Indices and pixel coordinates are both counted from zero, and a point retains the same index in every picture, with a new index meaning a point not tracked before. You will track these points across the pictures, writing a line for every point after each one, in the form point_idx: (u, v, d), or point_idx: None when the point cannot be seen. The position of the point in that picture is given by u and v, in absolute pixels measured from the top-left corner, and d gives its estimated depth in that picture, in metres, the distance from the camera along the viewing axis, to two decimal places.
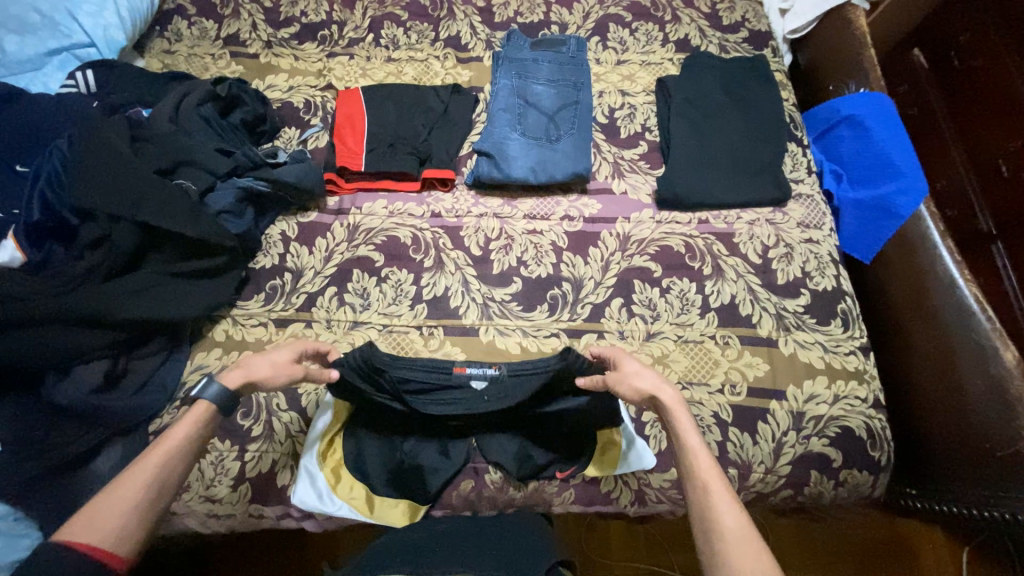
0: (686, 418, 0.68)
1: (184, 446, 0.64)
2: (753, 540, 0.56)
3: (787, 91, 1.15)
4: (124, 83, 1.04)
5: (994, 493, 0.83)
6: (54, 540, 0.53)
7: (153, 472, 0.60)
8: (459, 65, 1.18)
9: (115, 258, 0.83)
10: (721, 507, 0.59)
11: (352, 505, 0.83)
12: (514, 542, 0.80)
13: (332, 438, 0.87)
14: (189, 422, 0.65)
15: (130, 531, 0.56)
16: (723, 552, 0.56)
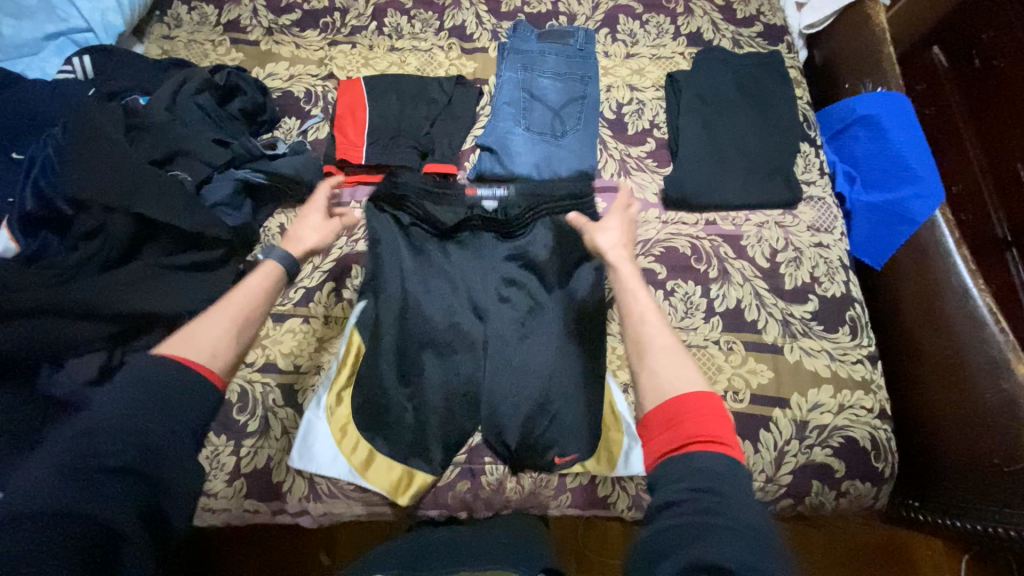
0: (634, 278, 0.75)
1: (258, 292, 0.72)
2: (682, 363, 0.63)
3: (802, 89, 1.11)
4: (121, 68, 1.02)
5: (1000, 510, 0.81)
6: (156, 350, 0.61)
7: (232, 309, 0.69)
8: (464, 56, 1.15)
9: (109, 250, 0.82)
10: (657, 341, 0.66)
11: (350, 464, 0.83)
12: (515, 543, 0.80)
13: (339, 397, 0.86)
14: (259, 277, 0.74)
15: (223, 351, 0.65)
16: (652, 371, 0.63)
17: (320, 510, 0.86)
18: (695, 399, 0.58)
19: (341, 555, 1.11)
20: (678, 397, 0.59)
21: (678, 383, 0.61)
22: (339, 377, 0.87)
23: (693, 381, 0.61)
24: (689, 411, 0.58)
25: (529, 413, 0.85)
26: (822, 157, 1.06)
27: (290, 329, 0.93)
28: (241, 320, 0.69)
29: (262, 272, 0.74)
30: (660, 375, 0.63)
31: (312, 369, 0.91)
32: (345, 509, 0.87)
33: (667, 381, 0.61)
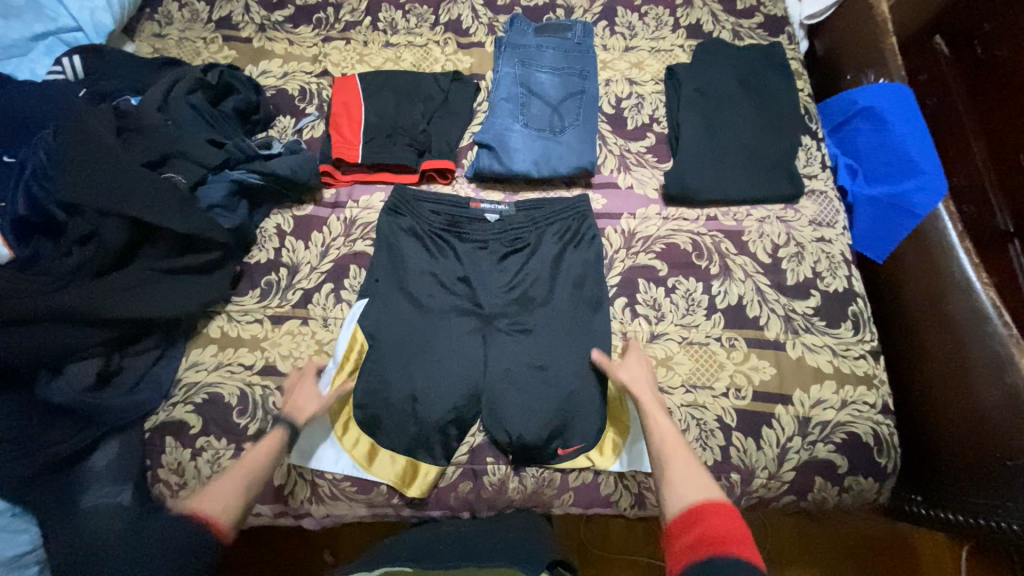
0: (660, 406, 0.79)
1: (267, 456, 0.75)
2: (701, 476, 0.69)
3: (803, 81, 1.10)
4: (112, 69, 1.00)
5: (1003, 503, 0.81)
6: (180, 506, 0.69)
7: (244, 473, 0.72)
8: (460, 51, 1.14)
9: (104, 254, 0.81)
10: (676, 454, 0.72)
11: (351, 459, 0.85)
12: (518, 539, 0.82)
13: (341, 389, 0.87)
14: (269, 440, 0.77)
15: (225, 508, 0.69)
16: (674, 481, 0.69)
17: (322, 512, 0.87)
18: (713, 506, 0.64)
19: (344, 554, 1.12)
20: (695, 504, 0.64)
21: (695, 491, 0.66)
22: (342, 367, 0.88)
23: (706, 488, 0.67)
24: (708, 516, 0.62)
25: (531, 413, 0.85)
26: (824, 150, 1.05)
27: (289, 331, 0.92)
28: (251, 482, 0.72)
29: (270, 437, 0.77)
30: (678, 484, 0.68)
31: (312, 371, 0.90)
32: (347, 510, 0.87)
33: (684, 489, 0.67)
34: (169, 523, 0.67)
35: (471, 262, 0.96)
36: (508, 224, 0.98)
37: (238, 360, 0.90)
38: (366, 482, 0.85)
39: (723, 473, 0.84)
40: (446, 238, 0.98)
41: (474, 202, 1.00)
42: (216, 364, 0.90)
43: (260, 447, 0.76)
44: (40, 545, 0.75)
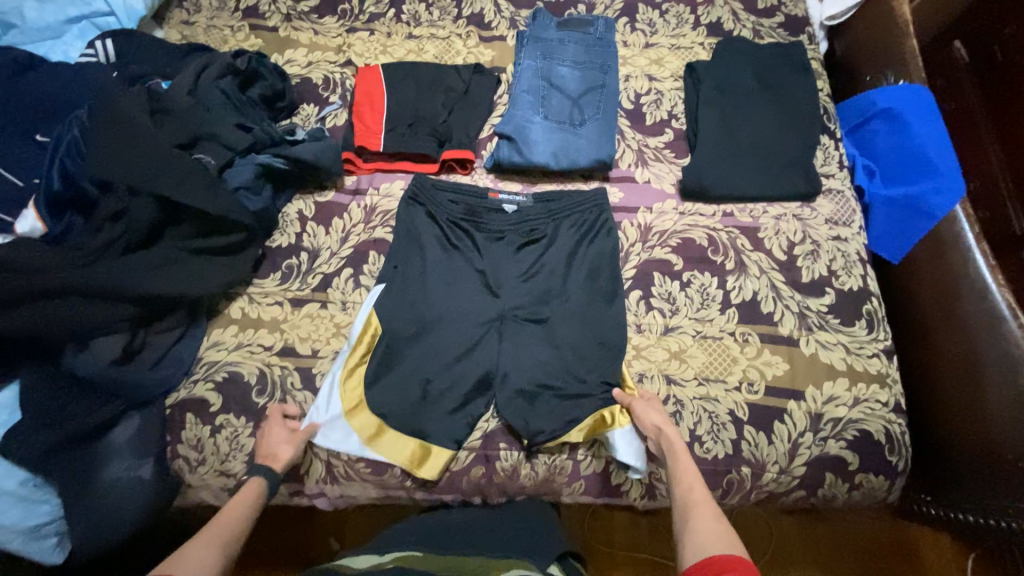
0: (684, 455, 0.77)
1: (243, 512, 0.72)
2: (724, 530, 0.65)
3: (823, 81, 1.10)
4: (142, 53, 1.03)
5: (1012, 504, 0.82)
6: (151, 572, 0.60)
7: (219, 532, 0.67)
8: (482, 44, 1.15)
9: (134, 232, 0.83)
10: (701, 504, 0.70)
11: (363, 441, 0.85)
12: (530, 529, 0.83)
13: (354, 369, 0.88)
14: (243, 496, 0.74)
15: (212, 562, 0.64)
16: (694, 533, 0.66)
17: (336, 492, 0.88)
18: (729, 560, 0.60)
19: (351, 539, 1.13)
20: (715, 557, 0.61)
21: (717, 545, 0.63)
22: (358, 350, 0.89)
23: (732, 545, 0.64)
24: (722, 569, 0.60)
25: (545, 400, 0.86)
26: (841, 150, 1.06)
27: (309, 314, 0.94)
28: (227, 541, 0.67)
29: (246, 490, 0.75)
30: (699, 535, 0.66)
31: (330, 354, 0.91)
32: (361, 492, 0.88)
33: (705, 539, 0.64)
34: None
35: (488, 253, 0.98)
36: (525, 217, 0.99)
37: (258, 340, 0.92)
38: (380, 463, 0.86)
39: (734, 466, 0.85)
40: (464, 229, 0.99)
41: (492, 193, 1.01)
42: (237, 344, 0.92)
43: (236, 503, 0.73)
44: (60, 517, 0.78)
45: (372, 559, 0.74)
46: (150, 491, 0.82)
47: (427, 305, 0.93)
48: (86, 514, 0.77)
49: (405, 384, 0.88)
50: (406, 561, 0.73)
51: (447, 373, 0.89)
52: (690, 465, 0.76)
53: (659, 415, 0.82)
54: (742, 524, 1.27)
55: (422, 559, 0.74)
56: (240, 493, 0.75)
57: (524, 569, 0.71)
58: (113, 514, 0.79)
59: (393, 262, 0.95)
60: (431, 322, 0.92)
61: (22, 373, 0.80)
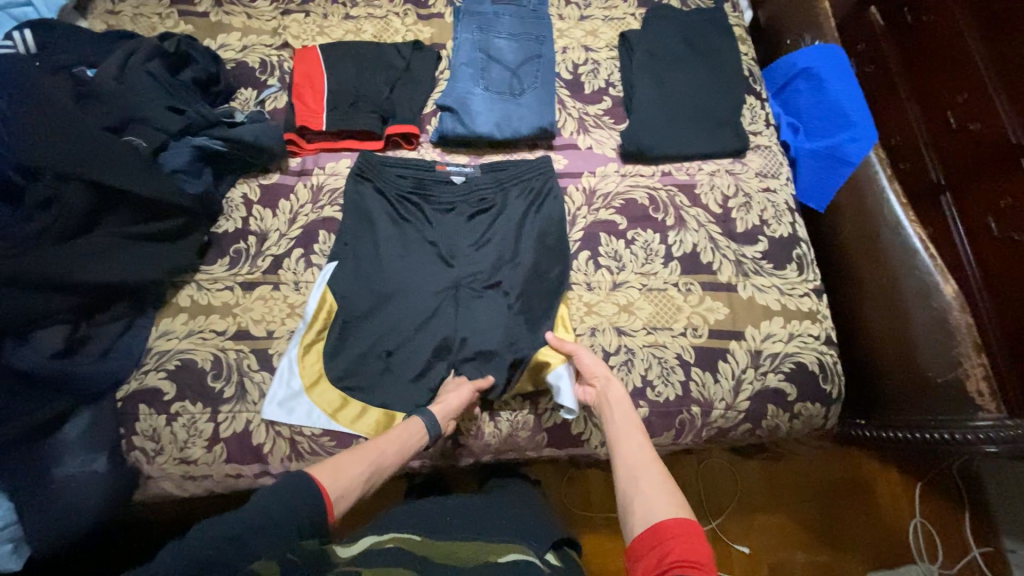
0: (629, 413, 0.82)
1: (398, 447, 0.78)
2: (672, 491, 0.69)
3: (746, 45, 1.17)
4: (64, 41, 0.98)
5: (933, 417, 0.91)
6: (309, 469, 0.68)
7: (374, 458, 0.74)
8: (420, 22, 1.16)
9: (67, 219, 0.80)
10: (646, 469, 0.73)
11: (327, 414, 0.86)
12: (524, 519, 0.88)
13: (312, 345, 0.89)
14: (407, 435, 0.80)
15: (348, 491, 0.69)
16: (642, 496, 0.69)
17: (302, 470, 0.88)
18: (677, 524, 0.63)
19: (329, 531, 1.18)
20: (663, 522, 0.64)
21: (664, 509, 0.66)
22: (314, 325, 0.90)
23: (679, 507, 0.66)
24: (670, 537, 0.62)
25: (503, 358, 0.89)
26: (766, 108, 1.12)
27: (261, 296, 0.93)
28: (375, 469, 0.74)
29: (411, 429, 0.81)
30: (649, 500, 0.68)
31: (285, 334, 0.91)
32: None
33: (654, 505, 0.67)
34: (296, 480, 0.65)
35: (441, 224, 1.00)
36: (475, 186, 1.02)
37: (210, 326, 0.91)
38: (345, 436, 0.87)
39: (684, 407, 0.90)
40: (414, 202, 1.00)
41: (440, 165, 1.03)
42: (188, 332, 0.90)
43: (398, 437, 0.79)
44: (13, 522, 0.75)
45: (370, 538, 0.72)
46: (107, 484, 0.80)
47: (383, 278, 0.94)
48: (39, 511, 0.75)
49: (363, 355, 0.89)
50: (405, 543, 0.72)
51: (406, 343, 0.90)
52: (635, 424, 0.80)
53: (605, 368, 0.87)
54: (706, 474, 1.35)
55: (422, 544, 0.73)
56: (404, 427, 0.81)
57: (522, 552, 0.73)
58: (68, 511, 0.77)
59: (339, 248, 0.95)
60: (387, 294, 0.93)
61: None
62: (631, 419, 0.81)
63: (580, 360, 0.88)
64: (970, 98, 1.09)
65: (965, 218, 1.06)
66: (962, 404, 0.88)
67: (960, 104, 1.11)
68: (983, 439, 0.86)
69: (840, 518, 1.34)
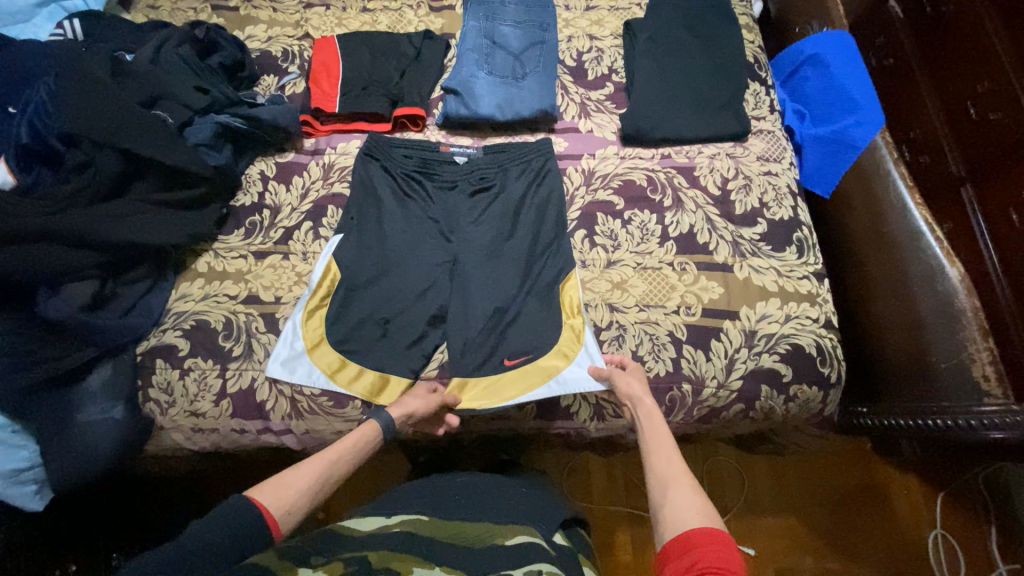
0: (661, 427, 0.78)
1: (353, 450, 0.77)
2: (704, 502, 0.65)
3: (752, 33, 1.17)
4: (108, 31, 1.09)
5: (937, 403, 0.89)
6: (246, 493, 0.66)
7: (322, 467, 0.73)
8: (432, 14, 1.22)
9: (98, 184, 0.88)
10: (680, 478, 0.69)
11: (326, 376, 0.90)
12: (529, 499, 0.86)
13: (314, 310, 0.94)
14: (361, 435, 0.79)
15: (293, 509, 0.67)
16: (673, 504, 0.65)
17: (301, 429, 0.92)
18: (709, 533, 0.59)
19: (334, 510, 1.26)
20: (696, 530, 0.60)
21: (696, 517, 0.62)
22: (318, 295, 0.94)
23: (708, 516, 0.63)
24: (700, 544, 0.58)
25: (512, 355, 0.91)
26: (771, 94, 1.12)
27: (271, 265, 0.99)
28: (324, 479, 0.72)
29: (364, 429, 0.80)
30: (677, 507, 0.64)
31: (292, 300, 0.96)
32: (325, 426, 0.92)
33: (683, 512, 0.63)
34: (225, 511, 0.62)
35: (441, 200, 1.04)
36: (478, 164, 1.05)
37: (224, 290, 0.97)
38: (341, 397, 0.91)
39: (675, 383, 0.90)
40: (417, 179, 1.05)
41: (445, 146, 1.08)
42: (203, 295, 0.96)
43: (351, 439, 0.79)
44: (38, 464, 0.84)
45: (380, 522, 0.74)
46: (123, 430, 0.87)
47: (386, 249, 0.99)
48: (63, 449, 0.83)
49: (361, 322, 0.94)
50: (412, 526, 0.73)
51: (403, 312, 0.94)
52: (666, 434, 0.77)
53: (636, 387, 0.83)
54: (711, 473, 1.33)
55: (429, 524, 0.75)
56: (358, 430, 0.80)
57: (531, 535, 0.74)
58: (87, 451, 0.84)
59: (345, 227, 1.00)
60: (388, 266, 0.97)
61: None
62: (665, 424, 0.79)
63: (617, 381, 0.84)
64: (994, 85, 0.95)
65: (989, 213, 0.92)
66: (966, 391, 0.85)
67: (981, 93, 0.98)
68: (987, 425, 0.82)
69: (849, 522, 1.29)
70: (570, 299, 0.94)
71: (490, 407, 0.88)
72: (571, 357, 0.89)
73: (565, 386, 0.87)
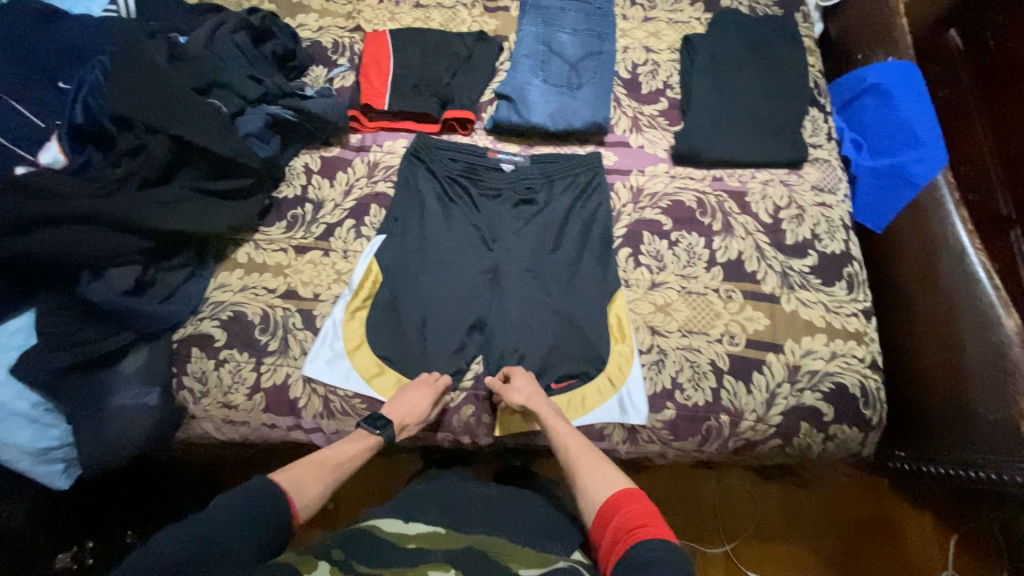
0: (553, 414, 0.82)
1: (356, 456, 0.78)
2: (608, 469, 0.72)
3: (814, 56, 1.14)
4: (163, 11, 1.08)
5: (983, 455, 0.86)
6: (273, 476, 0.70)
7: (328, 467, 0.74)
8: (486, 14, 1.20)
9: (150, 168, 0.88)
10: (584, 457, 0.75)
11: (364, 379, 0.90)
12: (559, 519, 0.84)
13: (354, 312, 0.93)
14: (359, 443, 0.80)
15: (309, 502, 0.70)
16: (586, 482, 0.71)
17: (331, 428, 0.91)
18: (625, 495, 0.67)
19: (345, 501, 1.26)
20: (611, 500, 0.68)
21: (605, 487, 0.69)
22: (365, 295, 0.95)
23: (616, 480, 0.70)
24: (622, 507, 0.66)
25: (560, 378, 0.91)
26: (830, 122, 1.09)
27: (311, 260, 0.98)
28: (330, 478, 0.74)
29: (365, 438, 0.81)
30: (591, 484, 0.71)
31: (330, 298, 0.95)
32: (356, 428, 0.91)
33: (597, 488, 0.70)
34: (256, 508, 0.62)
35: (484, 207, 1.02)
36: (525, 173, 1.04)
37: (262, 283, 0.96)
38: (374, 401, 0.90)
39: (713, 414, 0.88)
40: (461, 184, 1.03)
41: (491, 152, 1.06)
42: (242, 286, 0.96)
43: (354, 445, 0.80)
44: (68, 443, 0.84)
45: (395, 527, 0.71)
46: (156, 417, 0.86)
47: (429, 253, 0.97)
48: (96, 432, 0.82)
49: (398, 326, 0.93)
50: (425, 538, 0.69)
51: (442, 319, 0.93)
52: (564, 422, 0.82)
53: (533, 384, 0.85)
54: (724, 495, 1.31)
55: (443, 536, 0.70)
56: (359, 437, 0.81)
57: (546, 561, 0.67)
58: (119, 436, 0.83)
59: (387, 228, 0.99)
60: (430, 272, 0.96)
61: (41, 299, 0.85)
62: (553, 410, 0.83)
63: (508, 393, 0.84)
64: None
65: None
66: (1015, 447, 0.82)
67: None
68: None
69: (862, 558, 1.26)
70: (618, 317, 0.93)
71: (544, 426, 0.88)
72: (617, 385, 0.89)
73: (621, 414, 0.88)
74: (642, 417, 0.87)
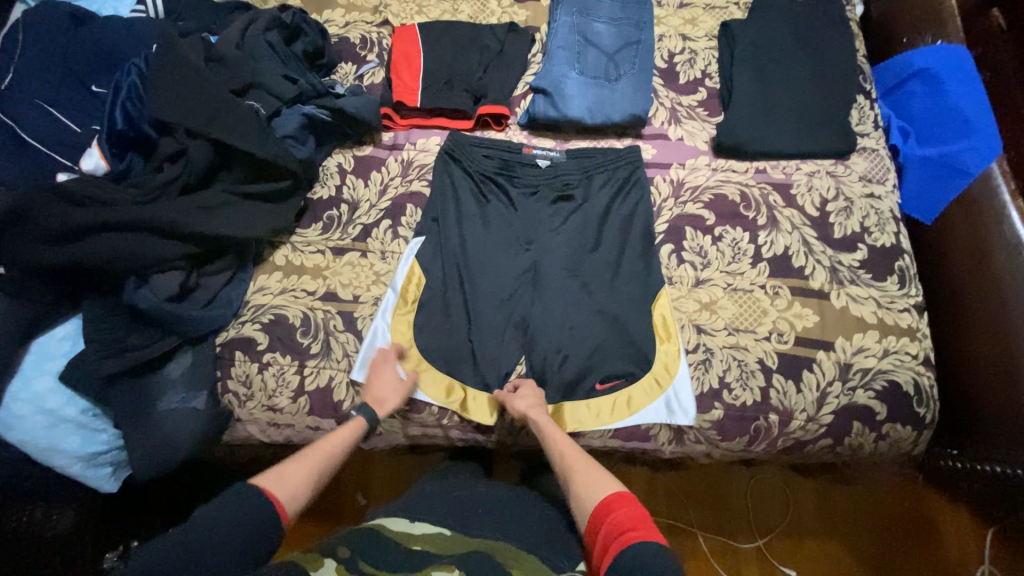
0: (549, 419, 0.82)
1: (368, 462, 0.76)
2: (601, 472, 0.71)
3: (859, 40, 1.10)
4: (192, 11, 1.07)
5: None
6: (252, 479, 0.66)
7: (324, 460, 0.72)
8: (516, 5, 1.17)
9: (190, 173, 0.88)
10: (577, 460, 0.74)
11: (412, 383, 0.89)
12: None
13: (397, 315, 0.92)
14: (347, 431, 0.77)
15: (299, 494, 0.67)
16: (578, 486, 0.70)
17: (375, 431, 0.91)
18: (618, 499, 0.66)
19: (376, 495, 1.26)
20: (603, 503, 0.66)
21: (596, 490, 0.68)
22: (405, 296, 0.94)
23: (608, 483, 0.69)
24: (614, 510, 0.65)
25: (604, 379, 0.89)
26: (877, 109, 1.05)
27: (350, 262, 0.97)
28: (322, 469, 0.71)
29: (349, 426, 0.78)
30: (582, 488, 0.70)
31: (370, 300, 0.94)
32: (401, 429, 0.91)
33: (588, 492, 0.69)
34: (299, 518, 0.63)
35: (520, 204, 1.00)
36: (562, 168, 1.01)
37: (301, 286, 0.95)
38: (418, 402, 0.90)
39: (762, 413, 0.87)
40: (497, 182, 1.01)
41: (526, 148, 1.04)
42: (281, 289, 0.95)
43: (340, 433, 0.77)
44: (117, 447, 0.85)
45: (400, 524, 0.69)
46: (202, 421, 0.87)
47: (467, 253, 0.96)
48: (147, 437, 0.83)
49: (439, 328, 0.93)
50: (428, 540, 0.66)
51: (484, 320, 0.92)
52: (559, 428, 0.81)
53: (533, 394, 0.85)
54: (758, 490, 1.29)
55: (449, 539, 0.67)
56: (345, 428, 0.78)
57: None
58: (167, 440, 0.84)
59: (426, 229, 0.97)
60: (471, 272, 0.95)
61: (87, 306, 0.85)
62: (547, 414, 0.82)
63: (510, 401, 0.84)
64: None
65: None
66: None
67: None
68: None
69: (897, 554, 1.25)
70: (663, 317, 0.91)
71: (592, 427, 0.87)
72: (665, 386, 0.87)
73: (669, 415, 0.86)
74: (692, 417, 0.85)
